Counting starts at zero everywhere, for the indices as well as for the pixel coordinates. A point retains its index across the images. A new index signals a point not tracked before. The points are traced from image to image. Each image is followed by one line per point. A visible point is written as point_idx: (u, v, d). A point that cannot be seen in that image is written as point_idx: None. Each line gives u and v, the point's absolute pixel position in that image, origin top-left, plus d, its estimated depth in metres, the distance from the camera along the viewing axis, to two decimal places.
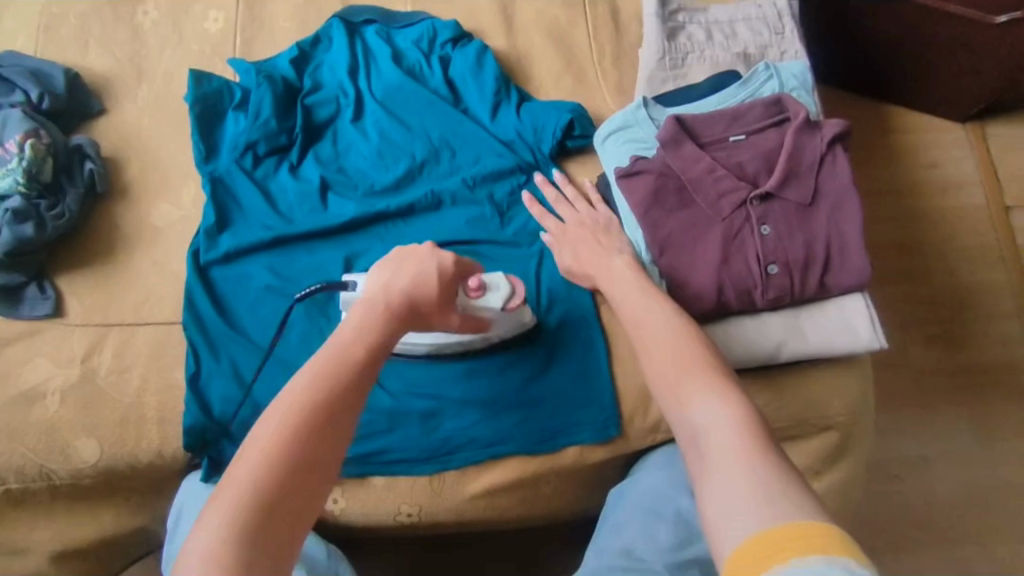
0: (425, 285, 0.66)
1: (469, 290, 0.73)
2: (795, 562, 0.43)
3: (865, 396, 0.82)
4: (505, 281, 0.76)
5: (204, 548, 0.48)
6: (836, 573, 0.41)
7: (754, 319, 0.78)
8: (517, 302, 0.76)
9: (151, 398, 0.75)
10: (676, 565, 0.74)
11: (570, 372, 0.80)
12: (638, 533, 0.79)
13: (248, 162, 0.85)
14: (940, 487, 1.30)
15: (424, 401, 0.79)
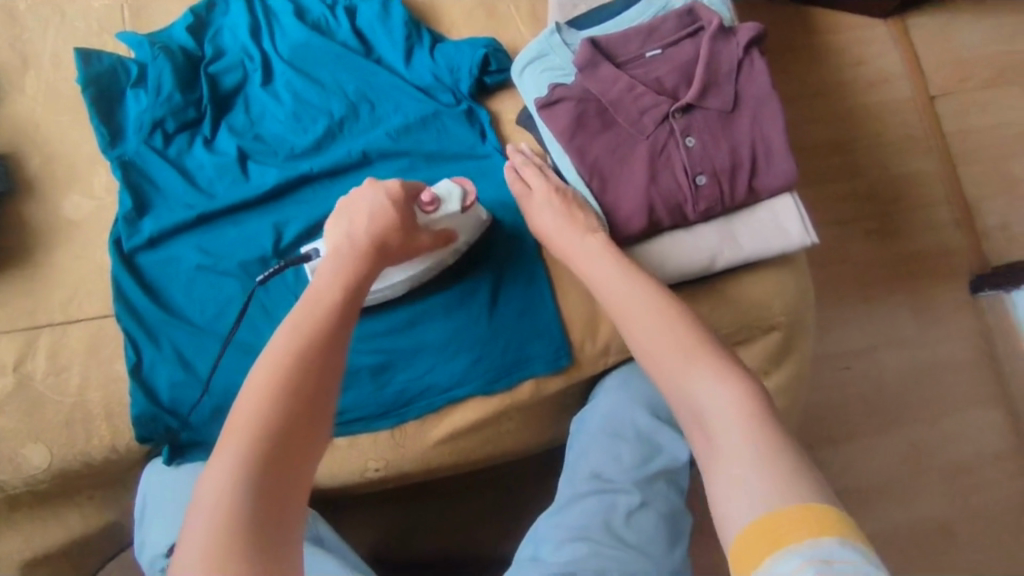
0: (382, 221, 0.69)
1: (425, 208, 0.72)
2: (808, 542, 0.46)
3: (802, 291, 0.85)
4: (453, 184, 0.74)
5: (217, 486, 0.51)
6: (847, 553, 0.45)
7: (688, 232, 0.79)
8: (473, 199, 0.75)
9: (95, 394, 0.73)
10: (642, 481, 0.80)
11: (519, 309, 0.80)
12: (605, 454, 0.82)
13: (158, 141, 0.80)
14: (888, 371, 1.38)
15: (376, 355, 0.79)
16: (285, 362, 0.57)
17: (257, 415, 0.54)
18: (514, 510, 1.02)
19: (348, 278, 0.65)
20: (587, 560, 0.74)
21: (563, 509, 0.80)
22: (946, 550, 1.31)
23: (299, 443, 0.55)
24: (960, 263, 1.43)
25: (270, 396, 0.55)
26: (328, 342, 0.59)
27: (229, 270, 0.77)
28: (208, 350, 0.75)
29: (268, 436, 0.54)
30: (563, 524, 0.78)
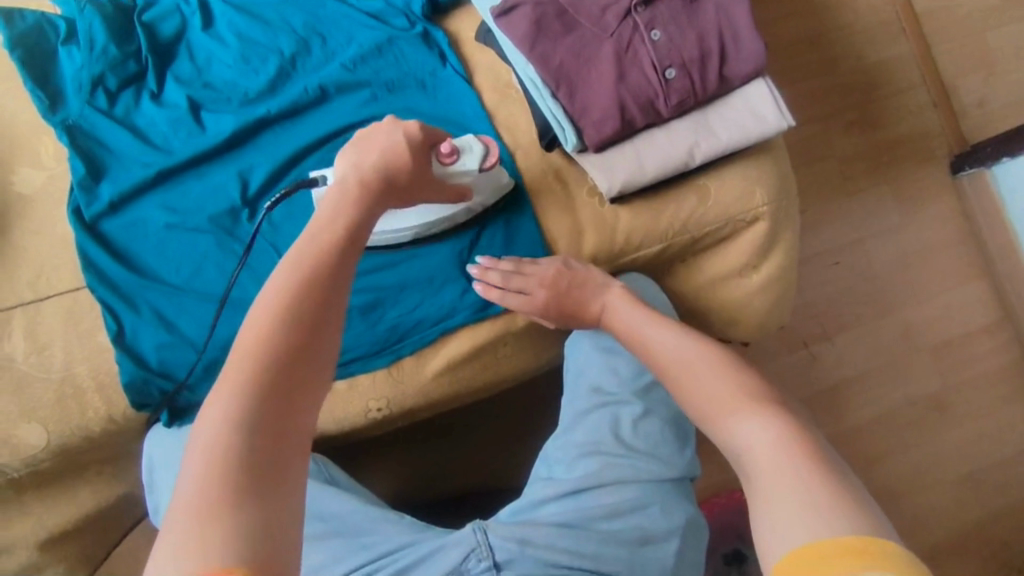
0: (396, 154, 0.65)
1: (442, 159, 0.71)
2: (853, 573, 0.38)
3: (782, 179, 0.85)
4: (476, 140, 0.73)
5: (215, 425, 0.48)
6: None
7: (663, 129, 0.77)
8: (493, 159, 0.74)
9: (83, 366, 0.72)
10: (641, 390, 0.81)
11: (504, 239, 0.80)
12: (602, 370, 0.82)
13: (102, 101, 0.75)
14: (876, 260, 1.39)
15: (363, 294, 0.79)
16: (281, 299, 0.54)
17: (257, 351, 0.51)
18: (520, 434, 1.04)
19: (350, 210, 0.62)
20: (604, 471, 0.74)
21: (571, 429, 0.80)
22: (940, 424, 1.36)
23: (298, 378, 0.51)
24: (937, 144, 1.44)
25: (271, 330, 0.52)
26: (326, 278, 0.56)
27: (199, 225, 0.75)
28: (192, 309, 0.74)
29: (268, 372, 0.50)
30: (573, 443, 0.78)
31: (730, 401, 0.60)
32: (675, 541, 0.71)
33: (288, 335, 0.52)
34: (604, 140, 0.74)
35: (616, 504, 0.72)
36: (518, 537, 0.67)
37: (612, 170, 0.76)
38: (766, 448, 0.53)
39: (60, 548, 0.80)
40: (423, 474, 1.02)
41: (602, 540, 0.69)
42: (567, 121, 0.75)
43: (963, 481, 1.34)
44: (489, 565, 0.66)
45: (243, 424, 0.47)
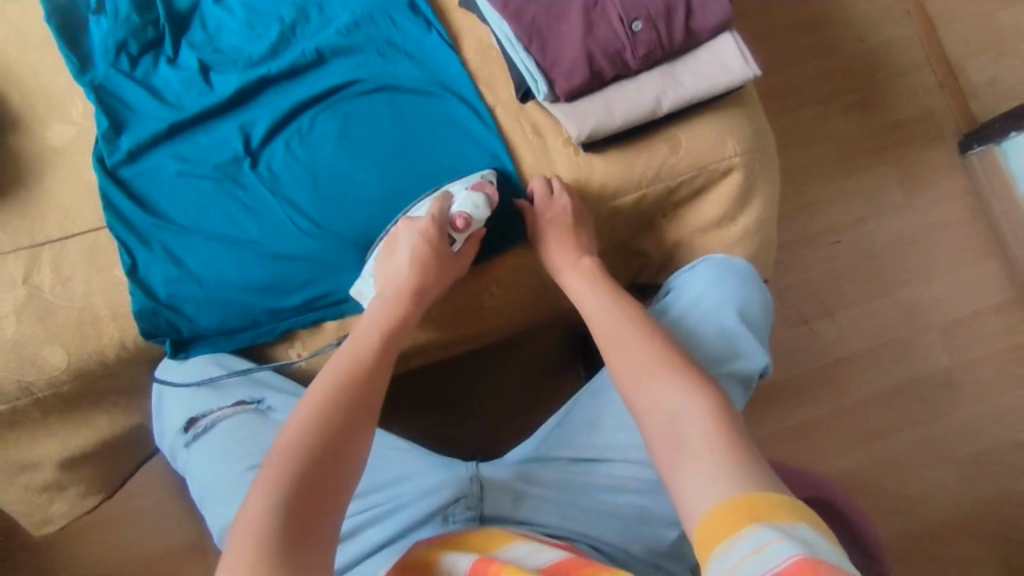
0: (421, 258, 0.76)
1: (459, 231, 0.77)
2: (776, 523, 0.48)
3: (755, 132, 0.88)
4: (475, 199, 0.77)
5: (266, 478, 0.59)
6: (805, 533, 0.47)
7: (632, 81, 0.82)
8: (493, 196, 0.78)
9: (100, 297, 0.80)
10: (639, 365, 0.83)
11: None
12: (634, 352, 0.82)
13: (125, 64, 0.86)
14: (880, 238, 1.36)
15: (354, 230, 0.83)
16: (325, 392, 0.66)
17: (302, 424, 0.63)
18: (511, 385, 1.09)
19: (387, 319, 0.75)
20: (623, 448, 0.77)
21: (597, 397, 0.80)
22: (950, 402, 1.29)
23: (334, 456, 0.61)
24: (944, 124, 1.41)
25: (312, 421, 0.63)
26: (366, 373, 0.69)
27: (205, 173, 0.84)
28: (199, 248, 0.82)
29: (311, 453, 0.61)
30: (601, 412, 0.79)
31: (658, 366, 0.68)
32: (675, 531, 0.74)
33: (326, 422, 0.63)
34: (573, 90, 0.79)
35: (624, 481, 0.76)
36: (509, 500, 0.73)
37: (581, 116, 0.80)
38: (694, 421, 0.62)
39: (79, 469, 0.88)
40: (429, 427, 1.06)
41: (595, 510, 0.74)
42: (539, 73, 0.80)
43: (976, 465, 1.26)
44: (475, 516, 0.72)
45: (280, 491, 0.57)
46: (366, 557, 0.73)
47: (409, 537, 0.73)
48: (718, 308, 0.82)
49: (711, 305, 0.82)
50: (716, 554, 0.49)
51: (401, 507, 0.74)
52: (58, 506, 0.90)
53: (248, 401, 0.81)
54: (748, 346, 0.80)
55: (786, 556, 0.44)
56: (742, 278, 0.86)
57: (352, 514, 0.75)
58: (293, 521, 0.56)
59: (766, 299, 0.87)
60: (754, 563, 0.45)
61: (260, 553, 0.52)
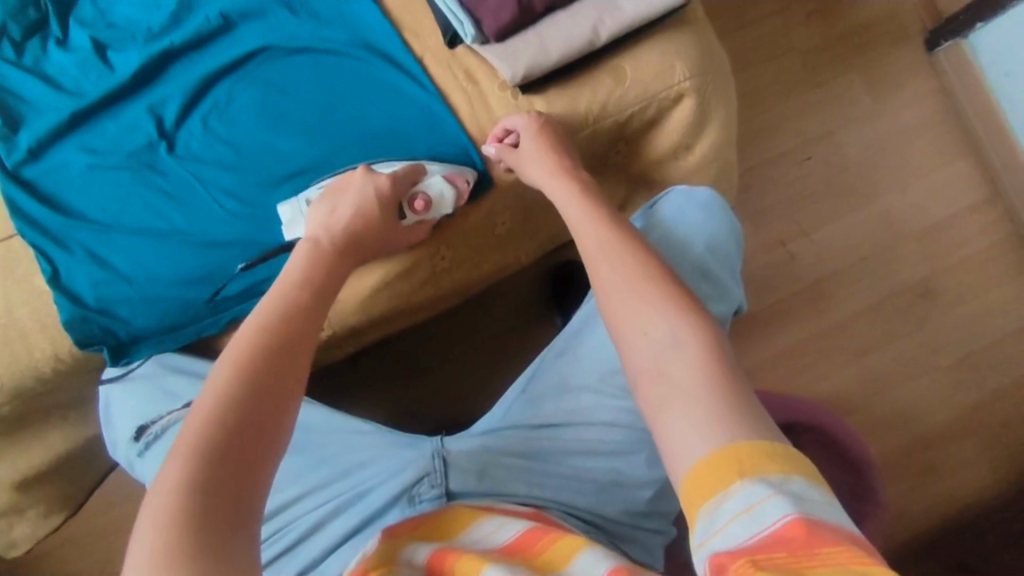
0: (366, 214, 0.71)
1: (409, 204, 0.74)
2: (773, 478, 0.43)
3: (705, 52, 0.82)
4: (449, 190, 0.74)
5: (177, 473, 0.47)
6: (802, 489, 0.42)
7: (566, 12, 0.75)
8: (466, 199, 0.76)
9: (23, 310, 0.74)
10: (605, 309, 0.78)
11: (429, 145, 0.78)
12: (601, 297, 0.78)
13: (11, 52, 0.78)
14: (850, 151, 1.31)
15: (285, 189, 0.77)
16: (241, 366, 0.55)
17: (217, 403, 0.52)
18: (479, 346, 1.06)
19: (312, 276, 0.66)
20: (592, 409, 0.75)
21: (564, 357, 0.78)
22: (930, 309, 1.27)
23: (264, 417, 0.52)
24: (907, 23, 1.35)
25: (235, 379, 0.54)
26: (294, 341, 0.59)
27: (119, 163, 0.77)
28: (125, 245, 0.76)
29: (236, 417, 0.51)
30: (567, 374, 0.77)
31: (639, 302, 0.59)
32: (649, 490, 0.73)
33: (245, 398, 0.53)
34: (504, 28, 0.73)
35: (594, 443, 0.74)
36: (475, 471, 0.70)
37: (514, 56, 0.74)
38: (682, 358, 0.54)
39: (37, 489, 0.83)
40: (394, 406, 1.04)
41: (564, 475, 0.72)
42: (464, 14, 0.74)
43: (959, 367, 1.25)
44: (441, 492, 0.69)
45: (198, 459, 0.48)
46: (335, 549, 0.70)
47: (376, 524, 0.70)
48: (686, 242, 0.77)
49: (687, 245, 0.77)
50: (701, 511, 0.44)
51: (366, 493, 0.72)
52: (19, 529, 0.85)
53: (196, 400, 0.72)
54: (721, 288, 0.76)
55: (784, 523, 0.40)
56: (710, 211, 0.80)
57: (319, 506, 0.73)
58: (218, 493, 0.47)
59: (736, 231, 0.82)
60: (742, 529, 0.41)
61: (178, 535, 0.43)
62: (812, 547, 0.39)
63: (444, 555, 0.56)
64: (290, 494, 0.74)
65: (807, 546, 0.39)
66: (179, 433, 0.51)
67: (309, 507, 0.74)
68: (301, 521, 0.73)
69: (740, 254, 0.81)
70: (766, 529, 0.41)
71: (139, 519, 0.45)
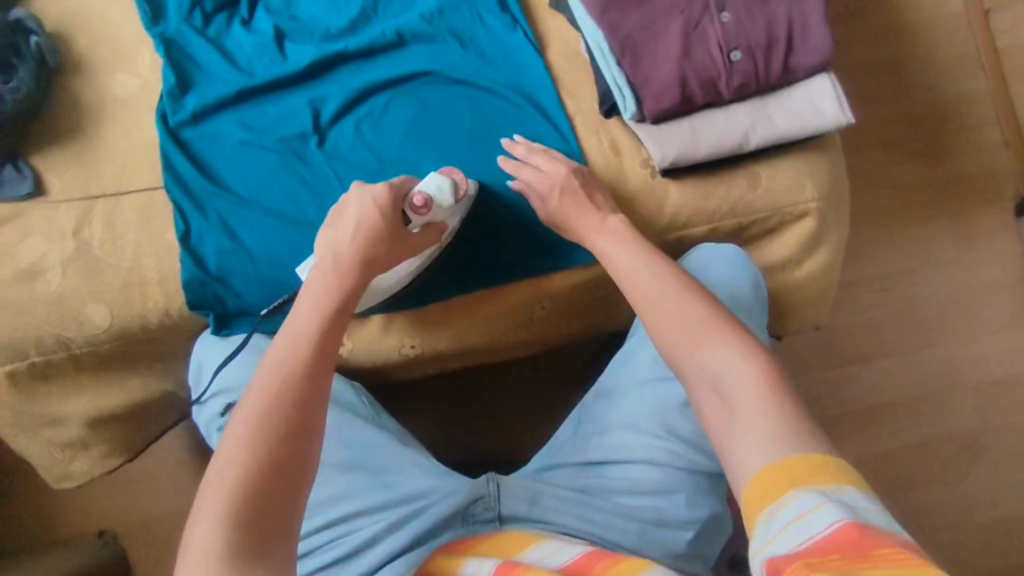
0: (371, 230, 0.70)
1: (419, 211, 0.73)
2: (824, 490, 0.48)
3: (835, 178, 0.86)
4: (440, 179, 0.75)
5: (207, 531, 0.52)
6: (849, 498, 0.47)
7: (723, 111, 0.79)
8: (462, 189, 0.76)
9: (149, 259, 0.77)
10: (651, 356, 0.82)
11: None
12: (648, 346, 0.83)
13: (198, 21, 0.83)
14: (924, 290, 1.33)
15: None
16: (258, 411, 0.58)
17: (239, 457, 0.55)
18: (537, 395, 1.08)
19: (329, 300, 0.67)
20: (635, 449, 0.78)
21: (607, 400, 0.84)
22: (972, 463, 1.28)
23: (288, 458, 0.56)
24: (1004, 185, 1.38)
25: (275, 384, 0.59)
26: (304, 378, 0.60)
27: (269, 145, 0.81)
28: (253, 222, 0.79)
29: (257, 469, 0.54)
30: (609, 415, 0.82)
31: (697, 338, 0.63)
32: (689, 532, 0.74)
33: (264, 449, 0.55)
34: (665, 112, 0.76)
35: (637, 483, 0.76)
36: (526, 497, 0.73)
37: (668, 140, 0.77)
38: (742, 383, 0.58)
39: (105, 429, 0.85)
40: (438, 431, 1.06)
41: (610, 512, 0.74)
42: (630, 89, 0.77)
43: (991, 528, 1.25)
44: (494, 516, 0.73)
45: (226, 518, 0.52)
46: (389, 563, 0.71)
47: (431, 543, 0.72)
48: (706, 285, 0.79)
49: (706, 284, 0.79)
50: (759, 520, 0.49)
51: (423, 511, 0.74)
52: (78, 464, 0.87)
53: None
54: None
55: (836, 526, 0.45)
56: (737, 269, 0.81)
57: (378, 521, 0.74)
58: (248, 545, 0.51)
59: (761, 301, 0.82)
60: (796, 534, 0.46)
61: (224, 542, 0.51)
62: (863, 548, 0.43)
63: (509, 566, 0.60)
64: (351, 508, 0.75)
65: (859, 547, 0.43)
66: (204, 488, 0.55)
67: (367, 523, 0.74)
68: (360, 533, 0.74)
69: (753, 274, 0.82)
70: (820, 533, 0.45)
71: (193, 516, 0.54)
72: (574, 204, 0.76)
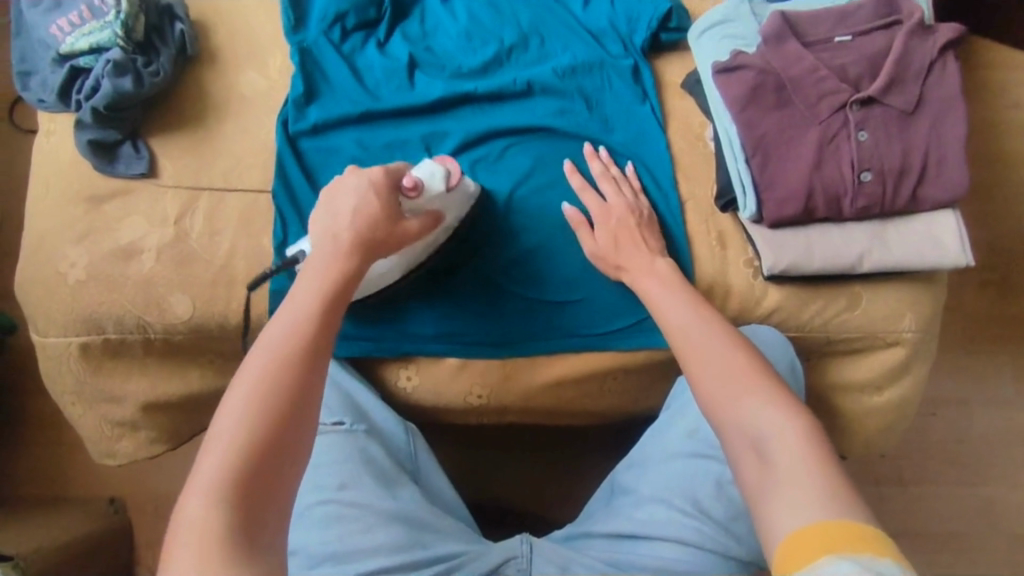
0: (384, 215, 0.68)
1: (409, 194, 0.72)
2: (861, 559, 0.45)
3: (935, 312, 0.83)
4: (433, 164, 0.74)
5: (198, 509, 0.48)
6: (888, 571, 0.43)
7: (840, 228, 0.77)
8: (456, 178, 0.76)
9: (240, 261, 0.77)
10: (687, 432, 0.78)
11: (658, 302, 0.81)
12: (687, 420, 0.79)
13: (337, 36, 0.84)
14: (977, 426, 1.25)
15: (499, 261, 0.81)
16: (257, 388, 0.55)
17: (237, 434, 0.52)
18: (575, 462, 1.06)
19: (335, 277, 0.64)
20: (670, 527, 0.72)
21: (638, 470, 0.79)
22: None
23: (287, 437, 0.54)
24: None
25: (278, 368, 0.56)
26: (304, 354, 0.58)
27: None
28: None
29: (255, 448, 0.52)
30: (641, 487, 0.77)
31: (739, 392, 0.61)
32: None
33: (264, 427, 0.53)
34: (783, 219, 0.75)
35: (673, 565, 0.70)
36: (558, 564, 0.69)
37: (781, 250, 0.76)
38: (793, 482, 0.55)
39: (159, 415, 0.85)
40: (466, 464, 1.06)
41: None
42: (752, 190, 0.76)
43: None
44: None
45: (221, 499, 0.49)
46: None
47: None
48: None
49: None
50: None
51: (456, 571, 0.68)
52: (124, 444, 0.86)
53: (340, 423, 0.78)
54: None
55: None
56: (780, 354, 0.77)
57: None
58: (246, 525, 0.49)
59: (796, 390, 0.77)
60: None
61: (219, 520, 0.48)
62: None
63: None
64: (379, 563, 0.68)
65: None
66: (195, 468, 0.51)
67: None
68: None
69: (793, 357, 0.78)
70: None
71: (182, 499, 0.50)
72: (628, 238, 0.77)
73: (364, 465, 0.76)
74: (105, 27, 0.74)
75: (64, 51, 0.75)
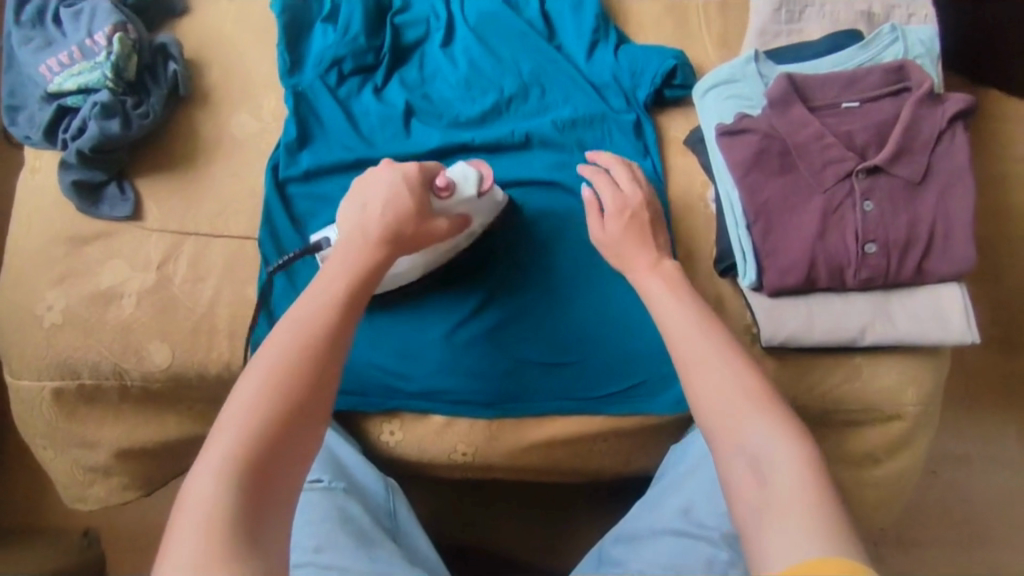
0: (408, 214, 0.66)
1: (441, 194, 0.69)
2: None
3: (937, 386, 0.80)
4: (467, 167, 0.71)
5: (203, 488, 0.47)
6: None
7: (842, 298, 0.75)
8: (488, 182, 0.73)
9: (223, 308, 0.75)
10: (682, 509, 0.75)
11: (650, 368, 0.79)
12: (681, 496, 0.76)
13: (333, 80, 0.83)
14: (979, 487, 1.22)
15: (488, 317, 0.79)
16: (273, 366, 0.53)
17: (250, 412, 0.50)
18: (563, 519, 1.03)
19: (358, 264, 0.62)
20: None
21: (632, 543, 0.75)
22: None
23: (302, 422, 0.52)
24: None
25: (299, 349, 0.54)
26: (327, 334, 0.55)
27: None
28: None
29: (268, 430, 0.50)
30: (636, 560, 0.72)
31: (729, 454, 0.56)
32: None
33: (278, 409, 0.51)
34: (782, 289, 0.73)
35: None
36: None
37: (780, 320, 0.74)
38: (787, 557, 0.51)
39: (134, 461, 0.82)
40: (451, 516, 1.03)
41: None
42: (753, 257, 0.74)
43: None
44: None
45: (228, 479, 0.47)
46: None
47: None
48: None
49: None
50: None
51: None
52: (96, 489, 0.83)
53: (317, 480, 0.74)
54: None
55: None
56: None
57: None
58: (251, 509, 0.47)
59: None
60: None
61: (223, 501, 0.46)
62: None
63: None
64: None
65: None
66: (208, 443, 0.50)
67: None
68: None
69: None
70: None
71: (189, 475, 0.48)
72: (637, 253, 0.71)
73: (342, 524, 0.71)
74: (95, 68, 0.73)
75: (52, 90, 0.74)
